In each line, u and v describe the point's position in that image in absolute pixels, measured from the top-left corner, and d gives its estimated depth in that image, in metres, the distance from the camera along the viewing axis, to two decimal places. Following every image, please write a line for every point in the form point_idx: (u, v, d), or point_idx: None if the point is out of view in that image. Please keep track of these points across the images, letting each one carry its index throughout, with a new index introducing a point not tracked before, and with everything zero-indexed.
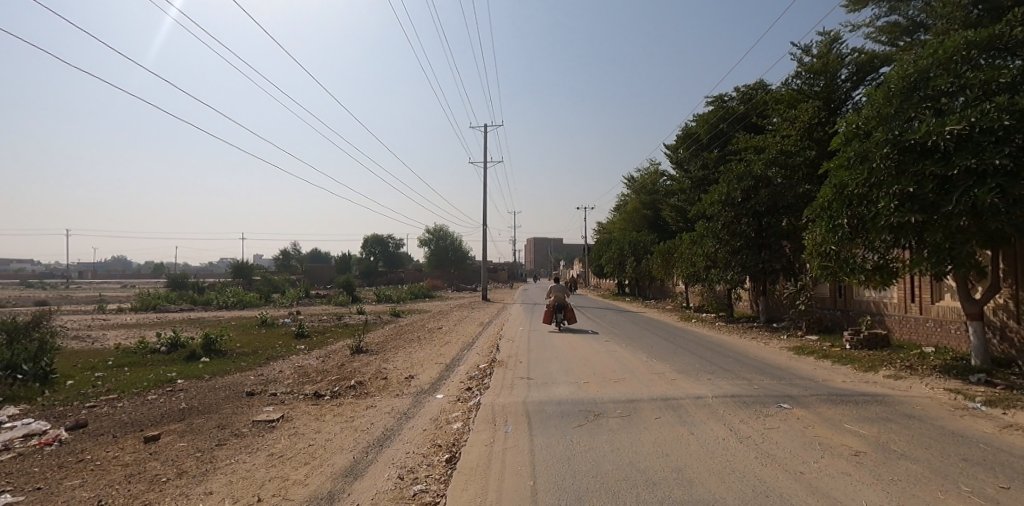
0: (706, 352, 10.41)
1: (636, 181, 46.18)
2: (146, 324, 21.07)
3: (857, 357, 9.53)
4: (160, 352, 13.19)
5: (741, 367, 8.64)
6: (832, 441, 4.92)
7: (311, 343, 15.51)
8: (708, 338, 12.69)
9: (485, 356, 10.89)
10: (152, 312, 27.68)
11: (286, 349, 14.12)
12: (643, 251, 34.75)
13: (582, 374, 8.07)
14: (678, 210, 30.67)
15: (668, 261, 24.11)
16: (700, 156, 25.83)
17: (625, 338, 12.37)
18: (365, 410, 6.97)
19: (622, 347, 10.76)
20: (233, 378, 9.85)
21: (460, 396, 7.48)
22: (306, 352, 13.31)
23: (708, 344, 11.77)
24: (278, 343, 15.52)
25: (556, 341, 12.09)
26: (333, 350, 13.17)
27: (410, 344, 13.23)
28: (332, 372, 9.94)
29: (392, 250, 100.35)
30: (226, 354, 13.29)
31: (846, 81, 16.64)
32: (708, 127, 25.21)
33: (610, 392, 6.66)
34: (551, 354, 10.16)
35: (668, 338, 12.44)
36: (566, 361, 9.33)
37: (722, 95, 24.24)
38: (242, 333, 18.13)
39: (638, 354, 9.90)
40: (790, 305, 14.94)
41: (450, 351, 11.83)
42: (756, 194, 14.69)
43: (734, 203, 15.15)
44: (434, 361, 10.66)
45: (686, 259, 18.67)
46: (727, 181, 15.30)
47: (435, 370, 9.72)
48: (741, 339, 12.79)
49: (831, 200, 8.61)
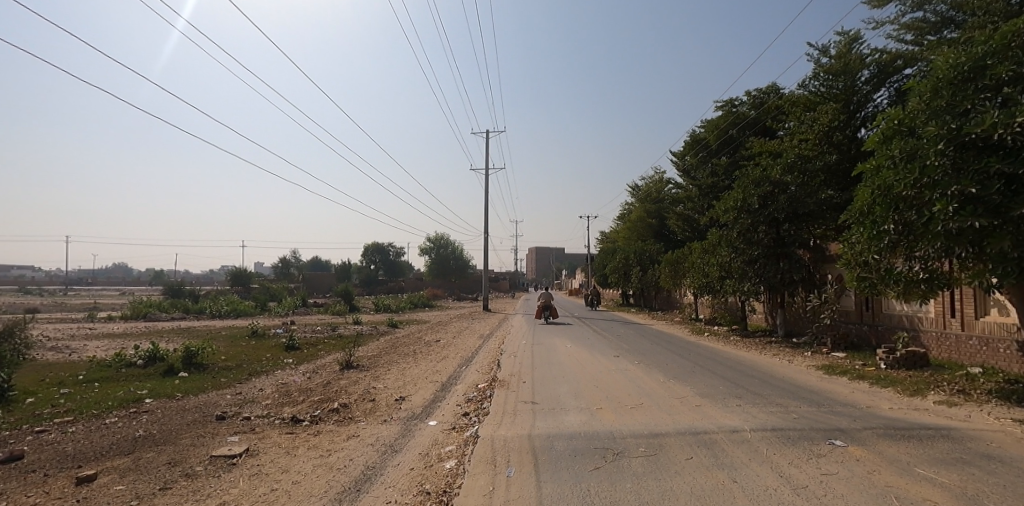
0: (727, 371, 9.45)
1: (641, 190, 45.51)
2: (132, 335, 20.22)
3: (898, 379, 8.55)
4: (136, 366, 12.32)
5: (771, 391, 7.69)
6: (910, 492, 3.93)
7: (301, 356, 14.64)
8: (726, 355, 11.75)
9: (484, 374, 9.97)
10: (142, 321, 26.85)
11: (273, 364, 13.23)
12: (649, 260, 33.83)
13: (594, 398, 7.14)
14: (686, 218, 29.80)
15: (677, 272, 23.18)
16: (710, 163, 25.15)
17: (637, 354, 11.43)
18: (346, 440, 6.08)
19: (635, 365, 9.84)
20: (206, 398, 8.97)
21: (455, 424, 6.56)
22: (292, 367, 12.42)
23: (728, 361, 10.82)
24: (265, 357, 14.64)
25: (562, 357, 11.17)
26: (321, 364, 12.28)
27: (405, 359, 12.33)
28: (316, 392, 9.05)
29: (393, 259, 99.57)
30: (208, 368, 12.44)
31: (864, 85, 16.30)
32: (717, 133, 24.61)
33: (629, 424, 5.73)
34: (558, 372, 9.26)
35: (683, 355, 11.49)
36: (575, 381, 8.42)
37: (733, 99, 23.63)
38: (230, 345, 17.26)
39: (653, 373, 8.98)
40: (811, 319, 14.01)
41: (447, 367, 10.91)
42: (774, 201, 13.76)
43: (750, 210, 14.28)
44: (428, 379, 9.76)
45: (698, 269, 17.77)
46: (744, 186, 14.48)
47: (429, 390, 8.83)
48: (761, 356, 11.85)
49: (873, 204, 7.85)
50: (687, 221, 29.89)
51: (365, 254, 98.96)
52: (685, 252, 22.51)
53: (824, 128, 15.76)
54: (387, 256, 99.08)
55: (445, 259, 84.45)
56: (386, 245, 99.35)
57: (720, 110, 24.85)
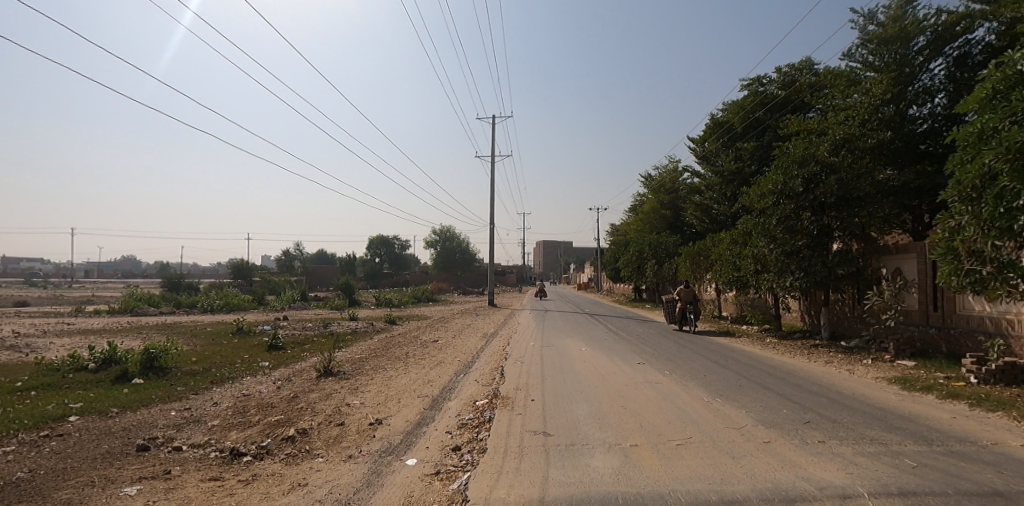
0: (783, 386, 7.62)
1: (654, 179, 43.50)
2: (107, 331, 18.73)
3: (1006, 400, 6.74)
4: (87, 371, 10.76)
5: (853, 418, 5.91)
6: None
7: (280, 358, 13.05)
8: (772, 362, 9.92)
9: (484, 386, 8.25)
10: (128, 316, 25.43)
11: (246, 368, 11.62)
12: (665, 253, 31.97)
13: (626, 429, 5.41)
14: (704, 209, 27.80)
15: (699, 265, 21.23)
16: (735, 147, 23.25)
17: (665, 361, 9.64)
18: (286, 490, 4.38)
19: (666, 377, 8.09)
20: (146, 415, 7.38)
21: (440, 467, 4.85)
22: (265, 373, 10.81)
23: (775, 370, 9.04)
24: (240, 359, 13.03)
25: (577, 364, 9.43)
26: (298, 370, 10.64)
27: (394, 363, 10.69)
28: (278, 407, 7.42)
29: (398, 253, 98.13)
30: (170, 373, 10.86)
31: (918, 54, 14.28)
32: (741, 115, 22.52)
33: (685, 479, 3.98)
34: (573, 386, 7.56)
35: (721, 361, 9.69)
36: (596, 401, 6.70)
37: (761, 78, 21.60)
38: (209, 344, 15.74)
39: (692, 389, 7.24)
40: (862, 320, 12.13)
41: (440, 376, 9.23)
42: (822, 183, 11.87)
43: (792, 195, 12.38)
44: (416, 391, 8.09)
45: (726, 261, 15.82)
46: (784, 167, 12.58)
47: (414, 407, 7.15)
48: (811, 363, 10.04)
49: (992, 175, 5.98)
50: (706, 212, 27.93)
51: (369, 247, 97.66)
52: (709, 244, 20.56)
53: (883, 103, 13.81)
54: (391, 249, 97.55)
55: (450, 251, 82.49)
56: (390, 238, 97.84)
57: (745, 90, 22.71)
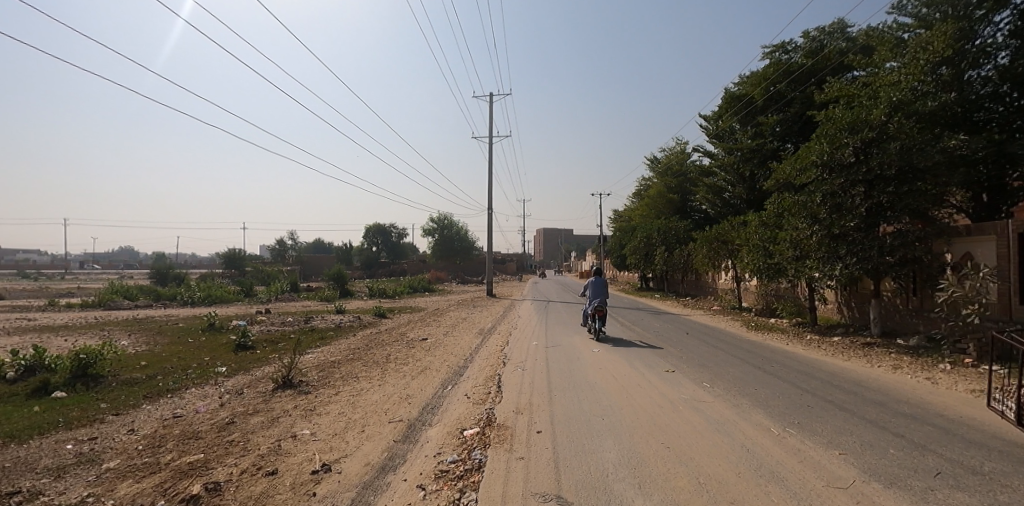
0: (866, 407, 5.77)
1: (660, 162, 41.53)
2: (65, 329, 16.97)
3: None
4: (3, 382, 9.01)
5: (1001, 468, 4.07)
6: None
7: (244, 361, 11.31)
8: (829, 367, 8.09)
9: (476, 405, 6.45)
10: (98, 311, 23.60)
11: (197, 376, 9.87)
12: (674, 239, 30.22)
13: (682, 493, 3.59)
14: (717, 191, 25.90)
15: (717, 251, 19.35)
16: (756, 122, 21.05)
17: (698, 368, 7.78)
18: None
19: (708, 394, 6.26)
20: (30, 451, 5.61)
21: None
22: (217, 383, 9.05)
23: (839, 380, 7.21)
24: (197, 364, 11.28)
25: (590, 372, 7.62)
26: (253, 380, 8.83)
27: (370, 370, 8.92)
28: (204, 440, 5.63)
29: (395, 241, 96.15)
30: (103, 384, 9.11)
31: (978, 6, 11.69)
32: (763, 88, 20.15)
33: None
34: (592, 409, 5.74)
35: (767, 369, 7.86)
36: (626, 435, 4.87)
37: (784, 44, 19.34)
38: (170, 345, 13.99)
39: (752, 414, 5.40)
40: (921, 314, 10.29)
41: (421, 389, 7.44)
42: (879, 150, 9.64)
43: (840, 167, 10.31)
44: (386, 414, 6.30)
45: (755, 246, 13.91)
46: (830, 134, 10.52)
47: (379, 441, 5.36)
48: (874, 366, 8.24)
49: None
50: (719, 194, 26.09)
51: (366, 236, 95.38)
52: (728, 227, 18.73)
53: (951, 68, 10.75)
54: (388, 238, 95.50)
55: (449, 239, 80.43)
56: (387, 227, 95.79)
57: (766, 59, 20.36)
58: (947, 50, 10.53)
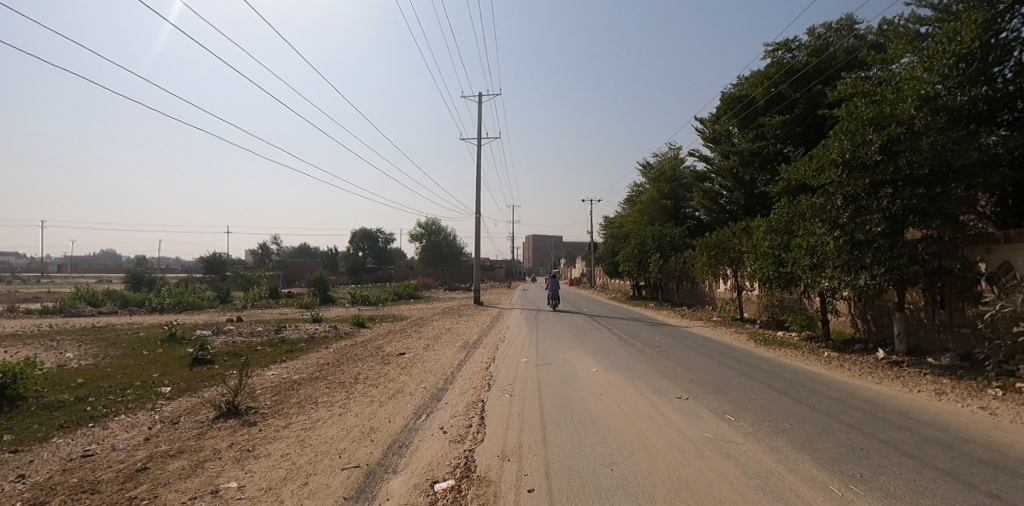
0: (933, 451, 4.67)
1: (653, 167, 40.79)
2: (6, 339, 15.38)
3: None
4: None
5: None
6: None
7: (195, 379, 9.97)
8: (863, 393, 7.01)
9: (452, 445, 5.23)
10: (54, 318, 21.87)
11: (134, 398, 8.52)
12: (670, 246, 29.38)
13: None
14: (713, 197, 25.09)
15: (717, 259, 18.36)
16: (758, 124, 20.17)
17: (716, 395, 6.64)
18: None
19: (736, 431, 5.10)
20: None
21: None
22: (153, 409, 7.73)
23: (882, 410, 6.12)
24: (141, 382, 9.90)
25: (590, 401, 6.43)
26: (193, 406, 7.52)
27: (334, 393, 7.65)
28: (98, 497, 4.36)
29: (383, 247, 94.35)
30: (17, 409, 7.74)
31: None
32: (765, 87, 19.23)
33: None
34: (597, 456, 4.54)
35: (795, 395, 6.72)
36: (644, 497, 3.68)
37: (788, 41, 18.59)
38: (120, 359, 12.56)
39: (799, 463, 4.25)
40: (958, 333, 9.25)
41: (389, 420, 6.19)
42: (907, 148, 8.61)
43: (863, 167, 9.28)
44: (341, 457, 5.06)
45: (764, 253, 12.92)
46: (851, 131, 9.52)
47: (324, 499, 4.13)
48: (914, 391, 7.17)
49: None
50: (715, 200, 25.30)
51: (353, 240, 93.49)
52: (730, 234, 17.80)
53: (978, 63, 9.64)
54: (375, 243, 93.71)
55: (438, 245, 79.19)
56: (375, 232, 94.07)
57: (768, 58, 19.54)
58: (976, 42, 9.46)
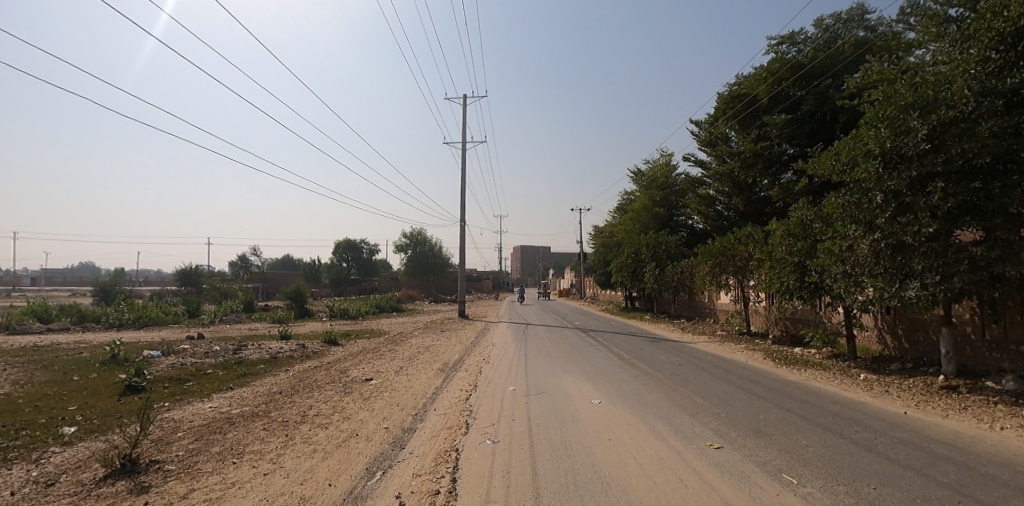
0: None
1: (645, 174, 39.85)
2: None
3: None
4: None
5: None
6: None
7: (116, 415, 8.19)
8: (938, 432, 5.59)
9: None
10: None
11: (23, 442, 6.75)
12: (666, 255, 28.16)
13: None
14: (710, 202, 24.00)
15: (720, 267, 17.04)
16: (761, 123, 19.13)
17: (760, 442, 5.12)
18: None
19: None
20: None
21: None
22: (33, 461, 5.94)
23: (978, 461, 4.68)
24: (48, 418, 8.11)
25: (598, 452, 4.88)
26: (86, 460, 5.78)
27: (270, 439, 5.97)
28: None
29: (368, 258, 92.12)
30: None
31: None
32: (768, 84, 18.20)
33: None
34: None
35: (858, 439, 5.25)
36: None
37: (793, 35, 17.64)
38: (38, 387, 10.65)
39: None
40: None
41: (329, 484, 4.54)
42: (962, 134, 7.32)
43: (907, 158, 7.98)
44: None
45: (781, 260, 11.64)
46: (892, 117, 8.22)
47: None
48: (998, 428, 5.76)
49: None
50: (711, 205, 24.16)
51: (337, 251, 90.98)
52: (734, 241, 16.54)
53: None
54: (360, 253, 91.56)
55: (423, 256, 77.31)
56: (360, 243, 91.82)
57: (771, 53, 18.53)
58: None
